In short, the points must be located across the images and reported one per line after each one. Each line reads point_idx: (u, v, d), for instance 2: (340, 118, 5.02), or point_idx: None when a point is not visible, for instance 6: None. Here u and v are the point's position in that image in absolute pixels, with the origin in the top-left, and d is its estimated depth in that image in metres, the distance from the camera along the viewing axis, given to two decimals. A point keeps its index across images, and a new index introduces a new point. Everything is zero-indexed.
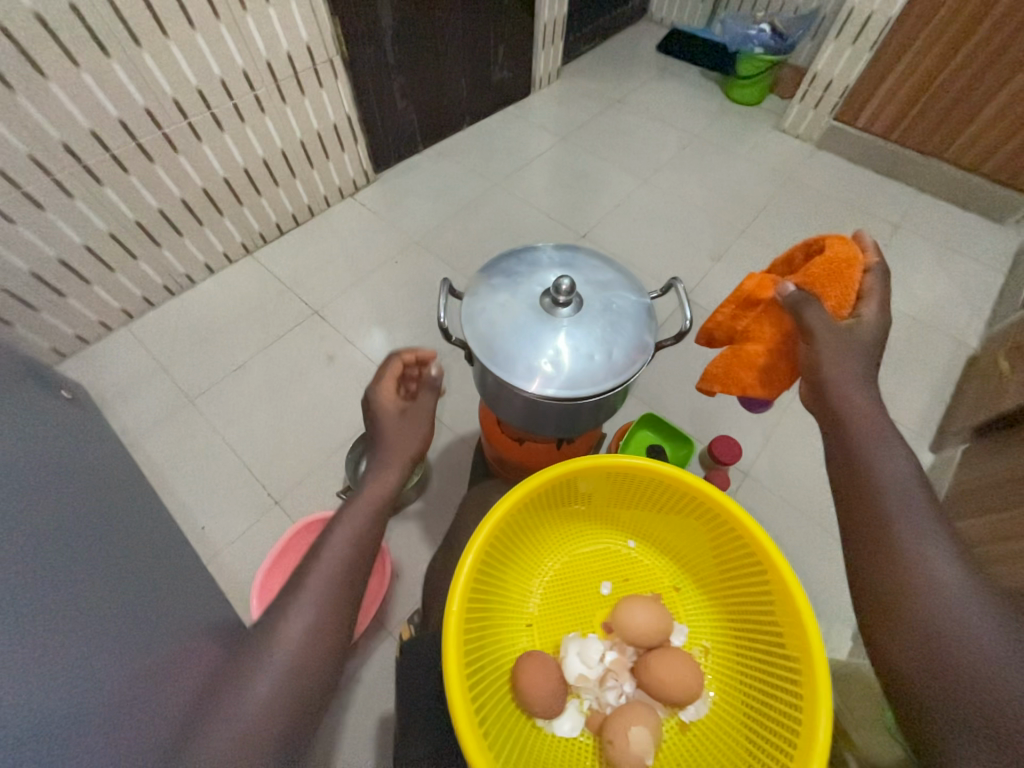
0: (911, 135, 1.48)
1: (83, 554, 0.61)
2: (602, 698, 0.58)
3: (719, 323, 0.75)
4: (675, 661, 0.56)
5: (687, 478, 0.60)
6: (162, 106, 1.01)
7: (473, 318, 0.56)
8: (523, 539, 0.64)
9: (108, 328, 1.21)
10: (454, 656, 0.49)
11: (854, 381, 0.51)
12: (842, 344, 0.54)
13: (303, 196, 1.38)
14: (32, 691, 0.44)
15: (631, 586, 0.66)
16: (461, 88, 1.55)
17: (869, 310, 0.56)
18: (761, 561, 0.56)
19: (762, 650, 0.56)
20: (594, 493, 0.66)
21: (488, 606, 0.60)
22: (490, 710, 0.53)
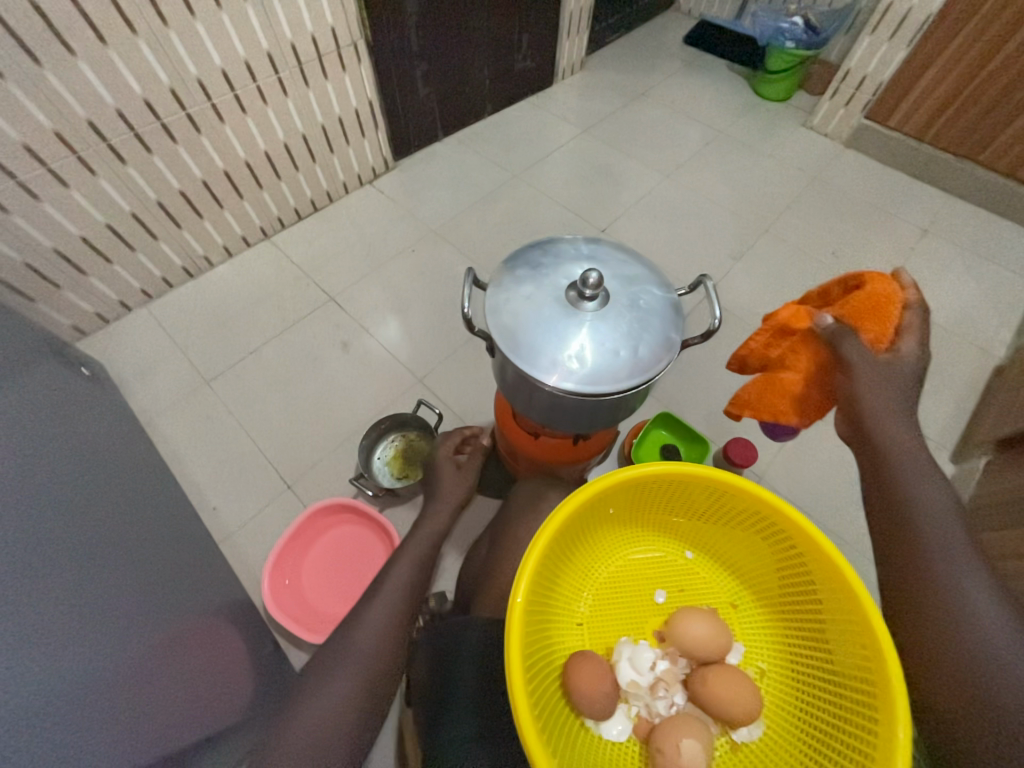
0: (945, 136, 1.44)
1: (100, 531, 0.62)
2: (652, 707, 0.53)
3: (752, 350, 0.72)
4: (737, 680, 0.51)
5: (757, 490, 0.54)
6: (186, 87, 1.00)
7: (496, 309, 0.56)
8: (583, 533, 0.59)
9: (127, 307, 1.22)
10: (513, 648, 0.45)
11: (894, 414, 0.49)
12: (881, 378, 0.51)
13: (322, 182, 1.37)
14: (43, 667, 0.44)
15: (686, 597, 0.60)
16: (483, 77, 1.53)
17: (909, 343, 0.52)
18: (834, 584, 0.49)
19: (827, 683, 0.49)
20: (655, 493, 0.60)
21: (545, 602, 0.55)
22: (544, 704, 0.49)
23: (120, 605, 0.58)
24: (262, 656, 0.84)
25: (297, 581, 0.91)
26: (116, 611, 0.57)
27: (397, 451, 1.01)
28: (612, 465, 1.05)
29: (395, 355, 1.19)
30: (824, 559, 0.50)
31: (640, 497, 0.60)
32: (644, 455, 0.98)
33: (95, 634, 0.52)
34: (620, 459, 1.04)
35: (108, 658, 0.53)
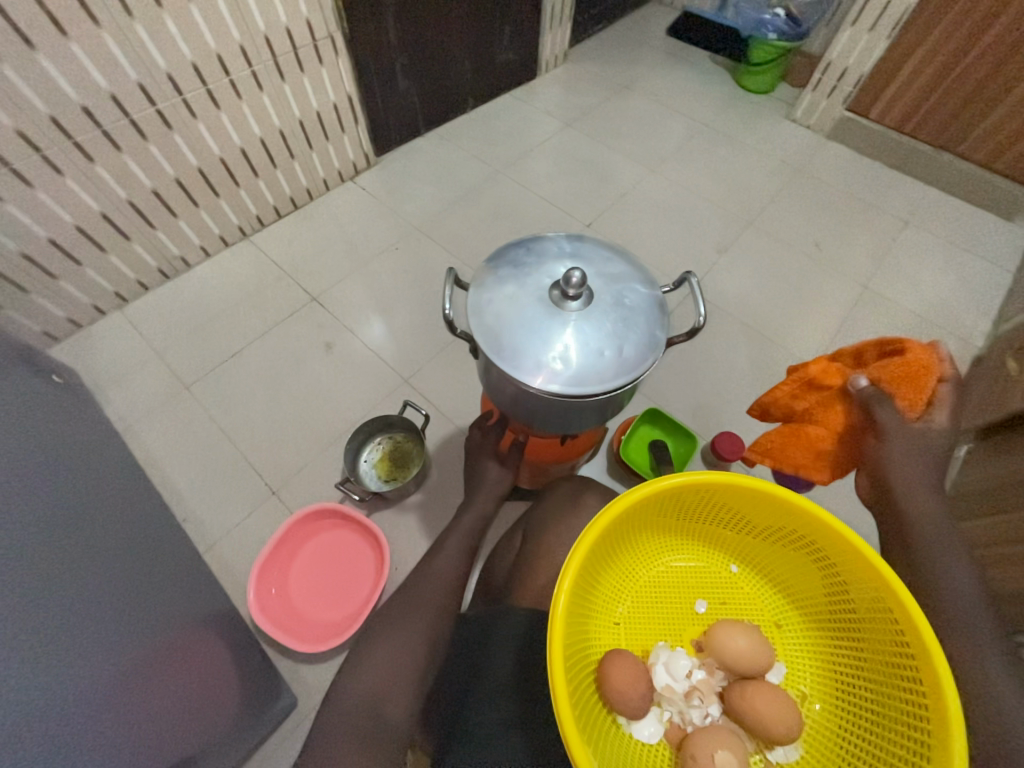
0: (926, 127, 1.45)
1: (78, 544, 0.60)
2: (685, 715, 0.47)
3: (777, 399, 0.74)
4: (785, 698, 0.45)
5: (816, 508, 0.47)
6: (156, 82, 0.97)
7: (479, 310, 0.55)
8: (625, 530, 0.52)
9: (101, 311, 1.19)
10: (558, 637, 0.43)
11: (922, 485, 0.52)
12: (910, 446, 0.55)
13: (302, 179, 1.34)
14: (16, 693, 0.42)
15: (728, 611, 0.53)
16: (465, 69, 1.50)
17: (940, 414, 0.56)
18: (902, 619, 0.42)
19: (879, 728, 0.42)
20: (706, 496, 0.52)
21: (585, 594, 0.49)
22: (580, 698, 0.44)
23: (98, 621, 0.56)
24: (249, 665, 0.82)
25: (284, 589, 0.89)
26: (95, 628, 0.56)
27: (384, 454, 1.00)
28: (601, 462, 1.04)
29: (381, 355, 1.18)
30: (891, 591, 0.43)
31: (689, 498, 0.53)
32: (633, 450, 0.99)
33: (71, 654, 0.51)
34: (609, 455, 1.04)
35: (86, 678, 0.51)
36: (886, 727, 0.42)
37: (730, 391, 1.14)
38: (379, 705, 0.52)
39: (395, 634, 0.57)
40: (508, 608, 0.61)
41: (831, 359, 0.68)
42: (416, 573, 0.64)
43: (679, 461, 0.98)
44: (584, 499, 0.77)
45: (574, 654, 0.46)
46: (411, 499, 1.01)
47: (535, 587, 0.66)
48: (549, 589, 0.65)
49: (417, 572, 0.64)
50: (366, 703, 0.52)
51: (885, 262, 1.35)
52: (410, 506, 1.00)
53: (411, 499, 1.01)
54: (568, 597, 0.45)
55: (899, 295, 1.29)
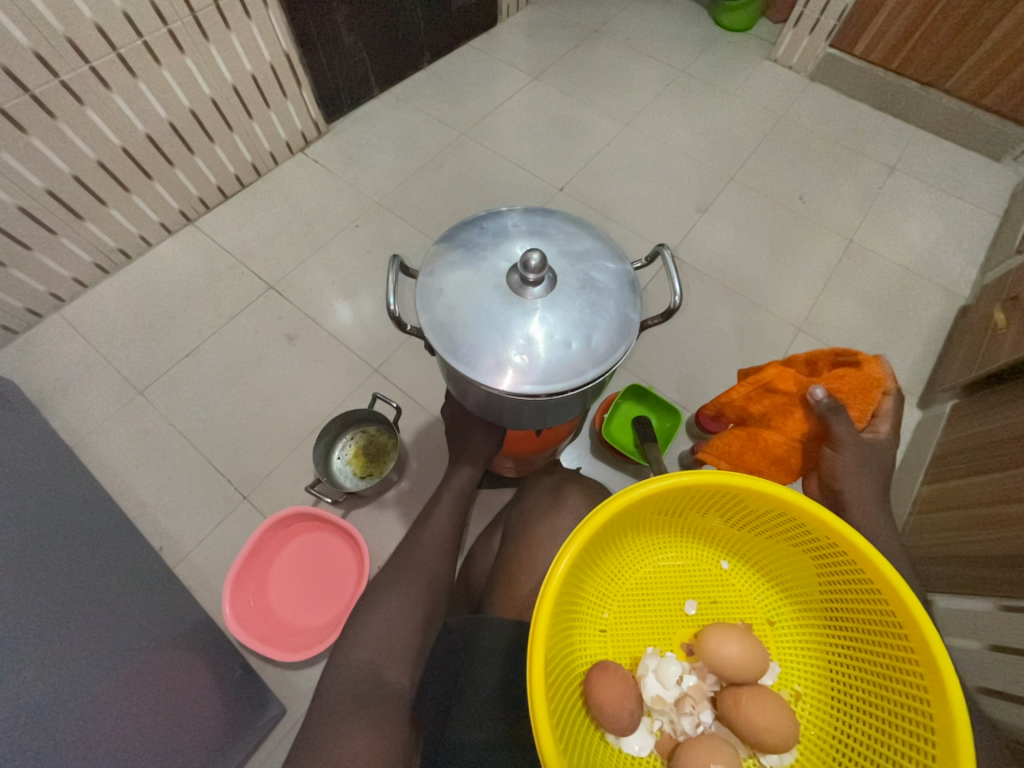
0: (911, 64, 1.37)
1: (31, 577, 0.55)
2: (677, 724, 0.46)
3: (733, 402, 0.78)
4: (778, 702, 0.44)
5: (813, 504, 0.44)
6: (54, 49, 0.84)
7: (429, 302, 0.49)
8: (611, 533, 0.49)
9: (38, 315, 1.09)
10: (538, 655, 0.39)
11: (871, 499, 0.57)
12: (860, 451, 0.60)
13: (245, 153, 1.22)
14: None
15: (718, 611, 0.50)
16: (417, 19, 1.36)
17: (884, 426, 0.65)
18: (907, 623, 0.40)
19: (875, 733, 0.41)
20: (695, 494, 0.49)
21: (568, 606, 0.46)
22: (565, 720, 0.41)
23: (59, 656, 0.53)
24: (230, 680, 0.80)
25: (263, 599, 0.86)
26: (57, 667, 0.52)
27: (357, 450, 0.95)
28: (584, 443, 1.01)
29: (348, 344, 1.11)
30: (894, 595, 0.40)
31: (677, 497, 0.49)
32: (616, 429, 0.96)
33: (27, 698, 0.47)
34: (591, 435, 1.01)
35: (50, 721, 0.48)
36: (883, 730, 0.40)
37: (714, 359, 1.10)
38: (376, 671, 0.54)
39: (389, 604, 0.60)
40: (489, 616, 0.55)
41: (785, 366, 0.74)
42: (397, 553, 0.67)
43: (663, 437, 0.95)
44: (559, 493, 0.74)
45: (557, 672, 0.43)
46: (390, 494, 0.97)
47: (511, 594, 0.63)
48: (523, 597, 0.62)
49: (399, 552, 0.67)
50: (365, 670, 0.54)
51: (871, 211, 1.29)
52: (389, 501, 0.97)
53: (389, 494, 0.97)
54: (551, 613, 0.42)
55: (884, 246, 1.24)
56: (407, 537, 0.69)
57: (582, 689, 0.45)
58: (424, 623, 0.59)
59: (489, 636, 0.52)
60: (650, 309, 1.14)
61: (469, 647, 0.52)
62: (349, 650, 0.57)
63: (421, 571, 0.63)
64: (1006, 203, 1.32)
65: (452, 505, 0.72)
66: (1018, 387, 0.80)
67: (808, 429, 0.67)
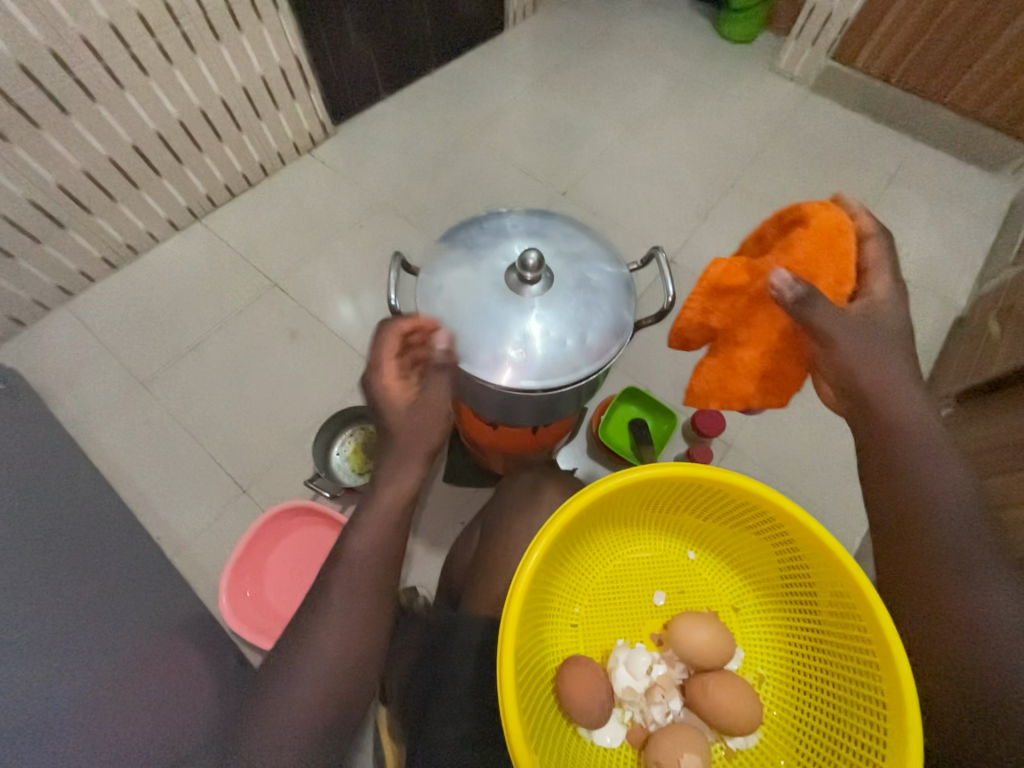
0: (911, 76, 1.39)
1: (30, 563, 0.57)
2: (647, 714, 0.50)
3: (689, 321, 0.64)
4: (740, 691, 0.48)
5: (779, 496, 0.47)
6: (68, 47, 0.86)
7: (429, 298, 0.51)
8: (581, 528, 0.52)
9: (45, 307, 1.11)
10: (509, 654, 0.42)
11: (897, 383, 0.47)
12: (860, 338, 0.48)
13: (253, 152, 1.24)
14: None
15: (686, 600, 0.54)
16: (426, 24, 1.38)
17: (880, 284, 0.52)
18: (860, 605, 0.43)
19: (832, 702, 0.45)
20: (661, 488, 0.52)
21: (539, 605, 0.49)
22: (535, 719, 0.45)
23: (61, 637, 0.54)
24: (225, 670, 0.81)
25: (259, 592, 0.87)
26: (60, 647, 0.53)
27: (357, 445, 0.95)
28: (580, 444, 1.02)
29: (349, 342, 1.12)
30: (844, 572, 0.44)
31: (645, 493, 0.52)
32: (612, 431, 0.96)
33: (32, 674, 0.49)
34: (588, 437, 1.02)
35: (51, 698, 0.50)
36: (840, 696, 0.45)
37: None
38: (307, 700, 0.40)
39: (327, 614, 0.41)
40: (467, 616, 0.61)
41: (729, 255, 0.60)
42: (311, 606, 0.41)
43: (659, 440, 0.95)
44: (552, 491, 0.75)
45: (526, 670, 0.46)
46: None
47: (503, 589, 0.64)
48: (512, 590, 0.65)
49: (315, 607, 0.41)
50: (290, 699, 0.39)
51: None
52: None
53: None
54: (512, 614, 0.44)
55: None
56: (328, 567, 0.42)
57: (553, 683, 0.49)
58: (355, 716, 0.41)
59: (467, 628, 0.59)
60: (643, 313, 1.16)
61: (456, 638, 0.59)
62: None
63: (355, 642, 0.40)
64: (1005, 216, 1.33)
65: (404, 501, 0.42)
66: (1011, 398, 0.81)
67: (787, 323, 0.56)
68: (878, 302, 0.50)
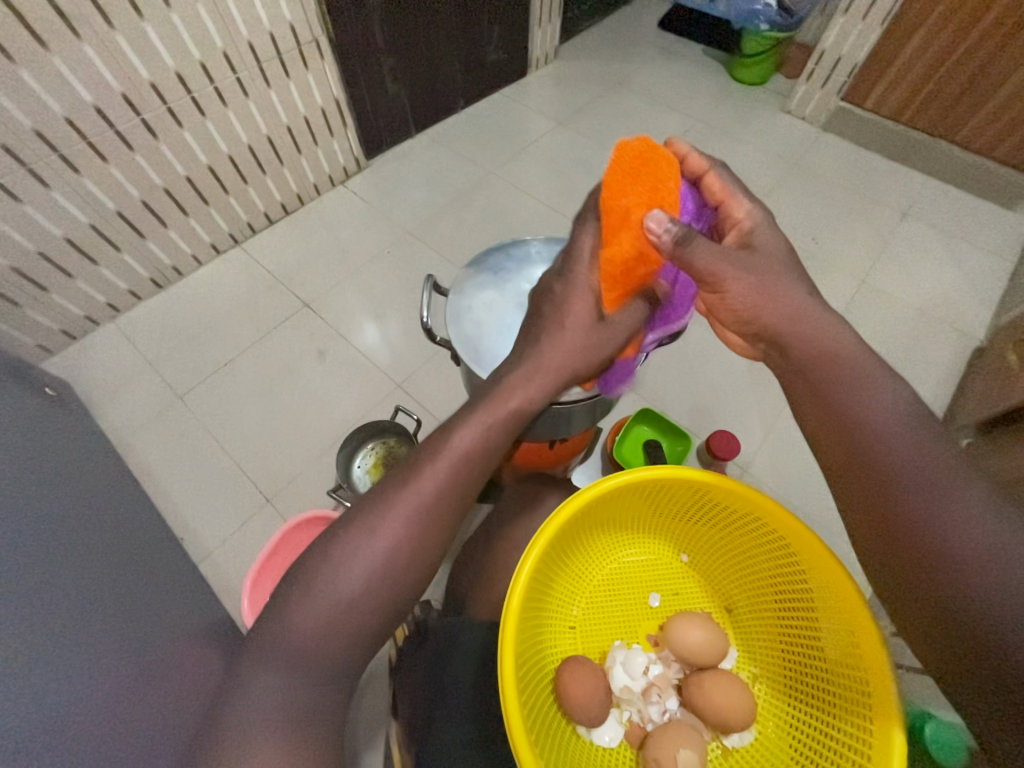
0: (919, 119, 1.44)
1: (73, 558, 0.60)
2: (644, 713, 0.59)
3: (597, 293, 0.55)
4: (723, 686, 0.57)
5: (750, 501, 0.58)
6: (138, 91, 0.96)
7: (458, 316, 0.56)
8: (580, 540, 0.64)
9: (95, 323, 1.19)
10: (509, 654, 0.48)
11: (805, 310, 0.47)
12: (750, 272, 0.47)
13: (292, 184, 1.33)
14: (27, 696, 0.44)
15: (679, 600, 0.66)
16: (455, 70, 1.49)
17: (744, 209, 0.53)
18: (816, 592, 0.55)
19: (810, 674, 0.56)
20: (652, 500, 0.64)
21: (543, 607, 0.60)
22: (538, 712, 0.53)
23: (98, 630, 0.57)
24: None
25: None
26: (96, 640, 0.56)
27: (378, 459, 0.97)
28: (595, 464, 1.03)
29: (374, 361, 1.17)
30: (814, 562, 0.54)
31: (639, 505, 0.65)
32: (627, 451, 0.98)
33: (74, 663, 0.52)
34: (602, 457, 1.03)
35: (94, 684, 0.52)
36: (814, 668, 0.56)
37: (726, 391, 1.13)
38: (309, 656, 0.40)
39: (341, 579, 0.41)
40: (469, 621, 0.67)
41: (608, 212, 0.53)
42: (344, 542, 0.42)
43: (674, 461, 0.97)
44: None
45: (530, 666, 0.55)
46: None
47: None
48: None
49: (371, 527, 0.42)
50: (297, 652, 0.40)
51: (884, 255, 1.33)
52: None
53: None
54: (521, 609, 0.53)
55: (899, 290, 1.27)
56: (387, 494, 0.44)
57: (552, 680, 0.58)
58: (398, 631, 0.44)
59: (468, 636, 0.64)
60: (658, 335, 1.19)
61: (457, 644, 0.64)
62: (277, 703, 0.38)
63: (412, 563, 0.43)
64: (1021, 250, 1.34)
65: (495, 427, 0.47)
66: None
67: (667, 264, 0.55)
68: (747, 226, 0.53)
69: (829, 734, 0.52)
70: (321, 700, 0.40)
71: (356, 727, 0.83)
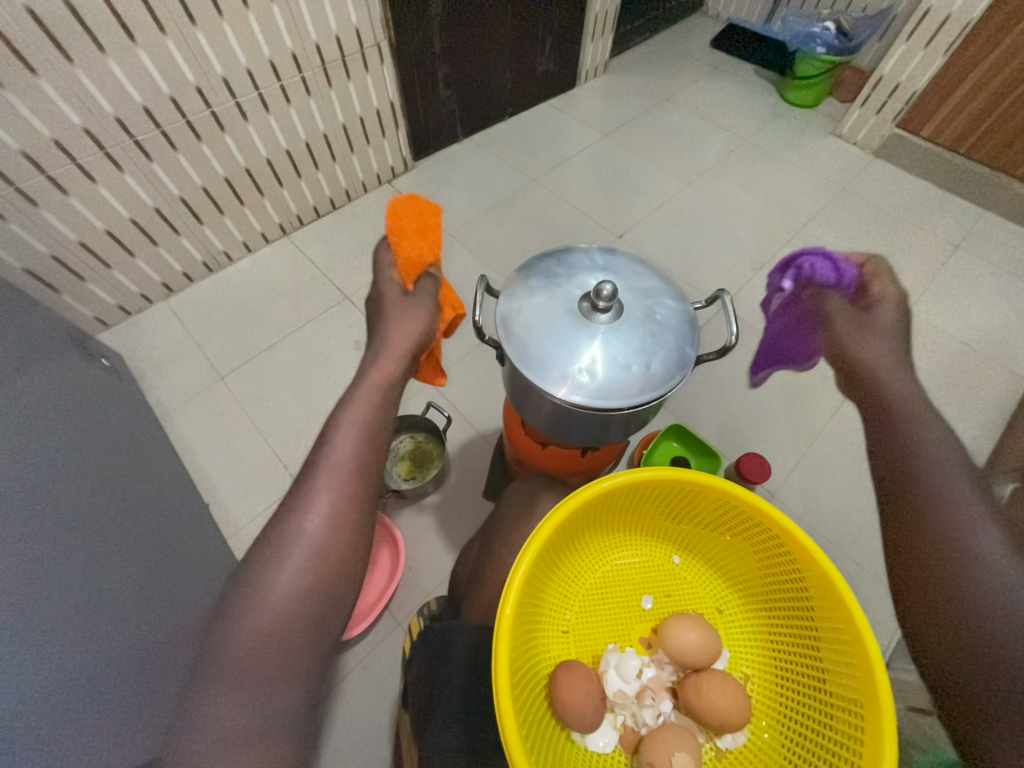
0: (981, 148, 1.40)
1: (117, 523, 0.63)
2: (639, 718, 0.59)
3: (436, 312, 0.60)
4: (718, 693, 0.55)
5: (748, 495, 0.57)
6: (211, 85, 1.01)
7: (509, 318, 0.56)
8: (571, 538, 0.63)
9: (148, 301, 1.25)
10: (502, 656, 0.49)
11: (890, 360, 0.49)
12: (856, 325, 0.53)
13: (342, 181, 1.38)
14: (75, 649, 0.46)
15: (672, 601, 0.65)
16: (505, 79, 1.52)
17: (886, 284, 0.55)
18: (816, 589, 0.55)
19: (804, 674, 0.56)
20: (644, 496, 0.64)
21: (535, 612, 0.60)
22: (531, 720, 0.53)
23: (140, 592, 0.60)
24: None
25: None
26: (138, 600, 0.59)
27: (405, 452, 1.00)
28: None
29: None
30: (813, 563, 0.54)
31: (632, 500, 0.64)
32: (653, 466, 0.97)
33: (122, 617, 0.54)
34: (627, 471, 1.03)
35: (134, 645, 0.55)
36: (809, 667, 0.55)
37: (758, 413, 1.11)
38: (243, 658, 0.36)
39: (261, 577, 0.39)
40: (461, 624, 0.66)
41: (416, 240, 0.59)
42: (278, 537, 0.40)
43: None
44: None
45: (521, 675, 0.55)
46: (427, 501, 1.02)
47: None
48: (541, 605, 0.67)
49: (290, 508, 0.42)
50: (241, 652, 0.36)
51: (932, 286, 1.29)
52: (427, 507, 1.02)
53: (429, 500, 1.02)
54: (515, 616, 0.53)
55: (946, 323, 1.23)
56: (308, 476, 0.43)
57: (546, 688, 0.58)
58: (344, 603, 0.41)
59: (459, 640, 0.64)
60: (707, 345, 1.20)
61: (450, 648, 0.64)
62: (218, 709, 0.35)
63: (339, 526, 0.41)
64: None
65: (389, 385, 0.49)
66: None
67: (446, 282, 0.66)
68: (878, 298, 0.54)
69: (823, 734, 0.52)
70: (269, 696, 0.36)
71: (365, 715, 0.84)
